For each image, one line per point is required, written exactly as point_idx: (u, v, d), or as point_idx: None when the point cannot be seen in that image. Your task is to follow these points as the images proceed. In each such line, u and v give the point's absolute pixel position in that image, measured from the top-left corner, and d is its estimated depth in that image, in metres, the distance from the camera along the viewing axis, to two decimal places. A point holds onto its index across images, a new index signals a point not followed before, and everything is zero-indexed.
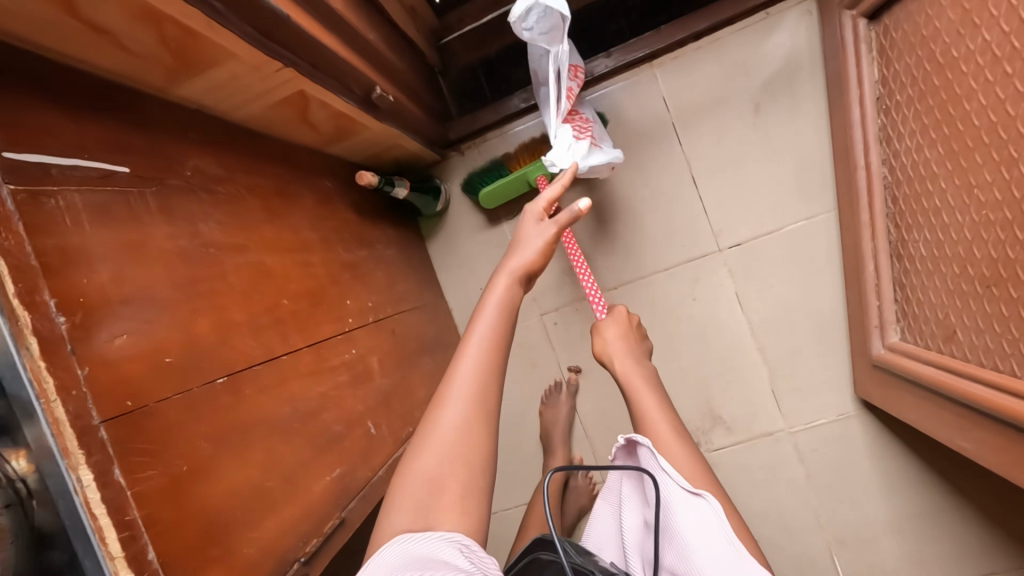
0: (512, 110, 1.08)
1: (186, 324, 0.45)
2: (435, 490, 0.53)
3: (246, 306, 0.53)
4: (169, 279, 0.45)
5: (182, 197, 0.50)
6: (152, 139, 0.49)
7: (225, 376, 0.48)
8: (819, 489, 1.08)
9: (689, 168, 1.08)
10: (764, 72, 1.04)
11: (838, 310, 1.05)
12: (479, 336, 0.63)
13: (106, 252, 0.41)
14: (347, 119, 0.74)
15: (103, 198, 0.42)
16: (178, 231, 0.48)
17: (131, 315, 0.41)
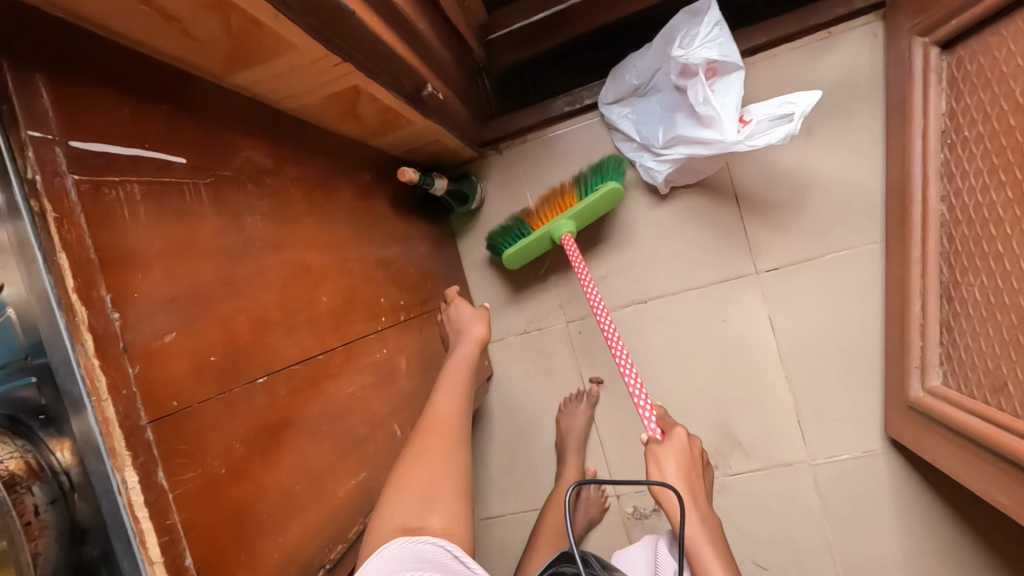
0: (555, 113, 1.07)
1: (228, 321, 0.45)
2: (429, 516, 0.56)
3: (285, 303, 0.53)
4: (216, 274, 0.45)
5: (231, 190, 0.49)
6: (207, 130, 0.48)
7: (264, 376, 0.47)
8: (836, 525, 1.05)
9: (733, 186, 1.05)
10: (820, 93, 1.00)
11: (874, 344, 1.02)
12: (444, 389, 0.71)
13: (159, 245, 0.40)
14: (394, 114, 0.73)
15: (159, 189, 0.41)
16: (226, 225, 0.47)
17: (180, 312, 0.40)
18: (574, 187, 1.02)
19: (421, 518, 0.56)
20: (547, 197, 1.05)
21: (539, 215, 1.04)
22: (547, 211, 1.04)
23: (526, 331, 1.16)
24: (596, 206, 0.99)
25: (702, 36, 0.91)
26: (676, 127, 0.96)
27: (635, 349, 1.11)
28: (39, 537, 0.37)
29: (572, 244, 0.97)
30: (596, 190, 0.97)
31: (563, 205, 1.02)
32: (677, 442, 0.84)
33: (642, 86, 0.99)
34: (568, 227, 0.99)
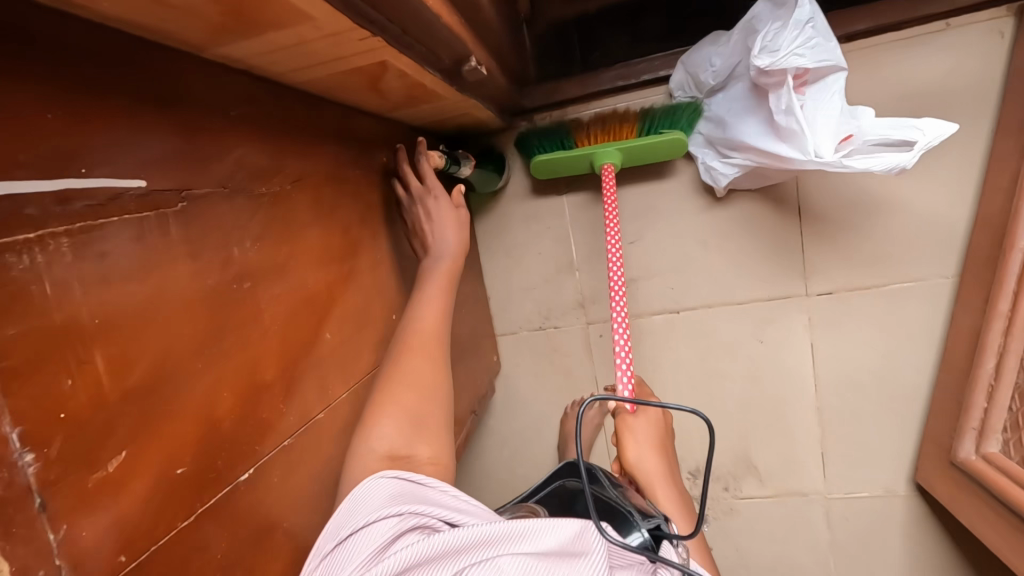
0: (605, 86, 0.90)
1: (206, 407, 0.35)
2: (419, 450, 0.51)
3: (283, 354, 0.42)
4: (190, 347, 0.34)
5: (215, 214, 0.37)
6: (180, 130, 0.35)
7: (249, 470, 0.39)
8: (840, 557, 1.02)
9: (797, 194, 0.92)
10: (921, 97, 0.85)
11: (920, 386, 0.93)
12: (421, 309, 0.60)
13: (103, 327, 0.29)
14: (425, 89, 0.58)
15: (101, 235, 0.29)
16: (206, 265, 0.36)
17: (136, 421, 0.30)
18: (637, 120, 0.88)
19: (408, 451, 0.50)
20: (605, 117, 0.90)
21: (588, 135, 0.90)
22: (600, 134, 0.90)
23: (542, 327, 1.05)
24: (654, 147, 0.85)
25: (793, 37, 0.71)
26: (742, 135, 0.81)
27: (659, 360, 1.02)
28: None
29: (611, 180, 0.86)
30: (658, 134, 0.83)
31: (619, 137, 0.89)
32: (651, 419, 0.69)
33: (715, 87, 0.85)
34: (614, 157, 0.86)
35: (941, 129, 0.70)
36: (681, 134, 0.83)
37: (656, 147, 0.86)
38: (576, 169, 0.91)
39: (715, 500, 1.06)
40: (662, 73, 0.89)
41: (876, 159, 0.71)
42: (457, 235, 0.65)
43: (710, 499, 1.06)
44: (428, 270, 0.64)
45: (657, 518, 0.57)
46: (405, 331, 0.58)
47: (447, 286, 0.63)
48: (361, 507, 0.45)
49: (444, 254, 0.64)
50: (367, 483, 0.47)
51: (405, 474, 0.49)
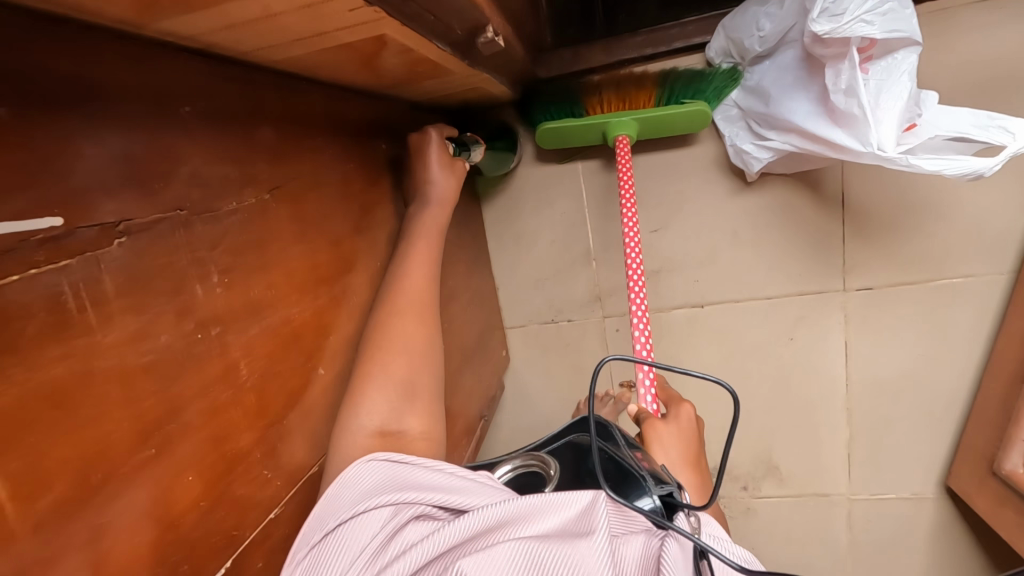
0: (631, 54, 0.80)
1: (162, 500, 0.30)
2: (408, 423, 0.46)
3: (258, 414, 0.37)
4: (134, 435, 0.28)
5: (161, 252, 0.31)
6: (112, 154, 0.28)
7: (229, 554, 0.35)
8: (860, 558, 0.98)
9: (843, 180, 0.83)
10: (994, 70, 0.75)
11: (961, 389, 0.87)
12: (409, 263, 0.53)
13: (10, 438, 0.23)
14: (430, 65, 0.49)
15: (4, 301, 0.23)
16: (154, 325, 0.30)
17: (62, 548, 0.25)
18: (656, 86, 0.78)
19: (397, 423, 0.46)
20: (621, 80, 0.79)
21: (601, 99, 0.80)
22: (613, 99, 0.80)
23: (554, 320, 0.98)
24: (672, 119, 0.76)
25: (860, 1, 0.61)
26: (788, 113, 0.71)
27: (680, 357, 0.95)
28: None
29: (625, 152, 0.77)
30: (681, 105, 0.75)
31: (634, 105, 0.79)
32: (683, 427, 0.62)
33: (761, 55, 0.75)
34: (628, 129, 0.78)
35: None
36: (704, 105, 0.74)
37: (676, 119, 0.77)
38: (585, 139, 0.82)
39: (732, 498, 1.02)
40: (697, 40, 0.78)
41: (951, 160, 0.61)
42: (449, 182, 0.58)
43: (726, 499, 1.02)
44: (417, 220, 0.57)
45: (671, 485, 0.48)
46: (391, 291, 0.51)
47: (438, 238, 0.56)
48: (348, 497, 0.39)
49: (433, 203, 0.57)
50: (355, 467, 0.41)
51: (398, 456, 0.43)
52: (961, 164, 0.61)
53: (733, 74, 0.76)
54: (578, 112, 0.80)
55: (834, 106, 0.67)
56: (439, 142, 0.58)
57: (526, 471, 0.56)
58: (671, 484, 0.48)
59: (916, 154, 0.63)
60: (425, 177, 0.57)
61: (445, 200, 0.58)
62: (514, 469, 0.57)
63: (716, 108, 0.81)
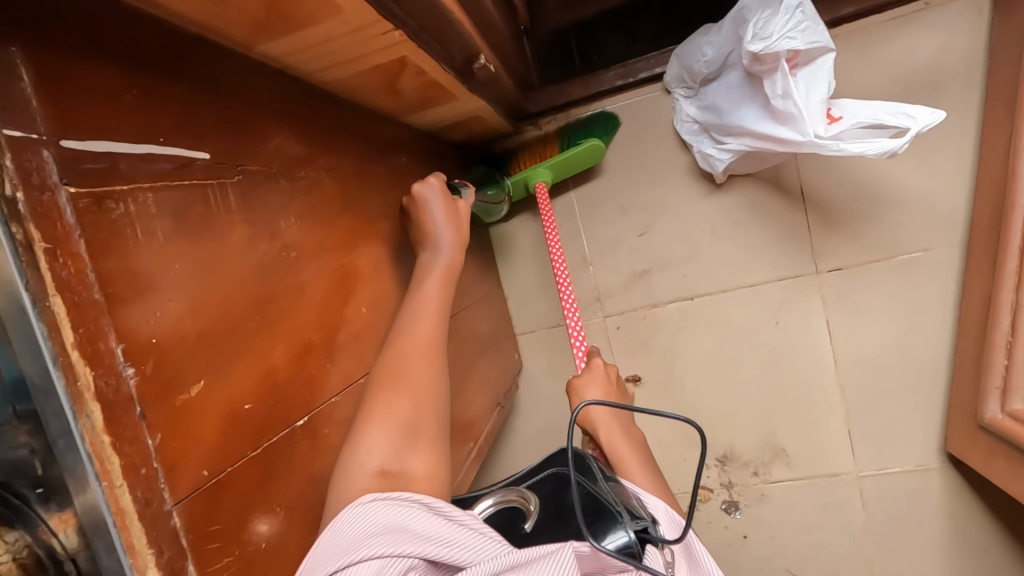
0: (605, 86, 0.98)
1: (268, 352, 0.38)
2: (410, 464, 0.46)
3: (324, 324, 0.46)
4: (249, 299, 0.37)
5: (262, 191, 0.41)
6: (232, 116, 0.40)
7: (304, 419, 0.42)
8: (878, 539, 1.00)
9: (799, 177, 0.95)
10: (909, 73, 0.89)
11: (942, 356, 0.94)
12: (415, 309, 0.55)
13: (177, 272, 0.32)
14: (439, 89, 0.63)
15: (178, 194, 0.33)
16: (258, 238, 0.39)
17: (209, 355, 0.33)
18: (558, 139, 0.98)
19: (398, 464, 0.45)
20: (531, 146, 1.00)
21: (520, 162, 0.99)
22: (529, 159, 1.00)
23: (559, 324, 1.07)
24: (576, 158, 0.93)
25: (784, 23, 0.76)
26: (741, 120, 0.84)
27: (677, 349, 1.04)
28: None
29: (545, 196, 0.93)
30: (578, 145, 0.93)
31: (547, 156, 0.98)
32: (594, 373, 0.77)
33: (709, 76, 0.90)
34: (545, 176, 0.94)
35: (932, 118, 0.73)
36: (596, 141, 0.91)
37: (580, 157, 0.95)
38: (516, 194, 0.98)
39: (745, 487, 1.05)
40: (658, 69, 0.96)
41: (868, 143, 0.73)
42: (455, 233, 0.61)
43: (739, 488, 1.05)
44: (427, 266, 0.59)
45: (644, 521, 0.54)
46: (399, 334, 0.53)
47: (446, 284, 0.59)
48: (340, 548, 0.38)
49: (442, 251, 0.59)
50: (345, 517, 0.40)
51: (385, 499, 0.42)
52: (872, 146, 0.74)
53: (609, 118, 0.98)
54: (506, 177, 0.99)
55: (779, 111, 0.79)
56: (441, 189, 0.61)
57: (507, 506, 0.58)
58: (644, 521, 0.54)
59: (842, 141, 0.76)
60: (432, 228, 0.60)
61: (453, 248, 0.60)
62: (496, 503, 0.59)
63: (677, 121, 0.96)
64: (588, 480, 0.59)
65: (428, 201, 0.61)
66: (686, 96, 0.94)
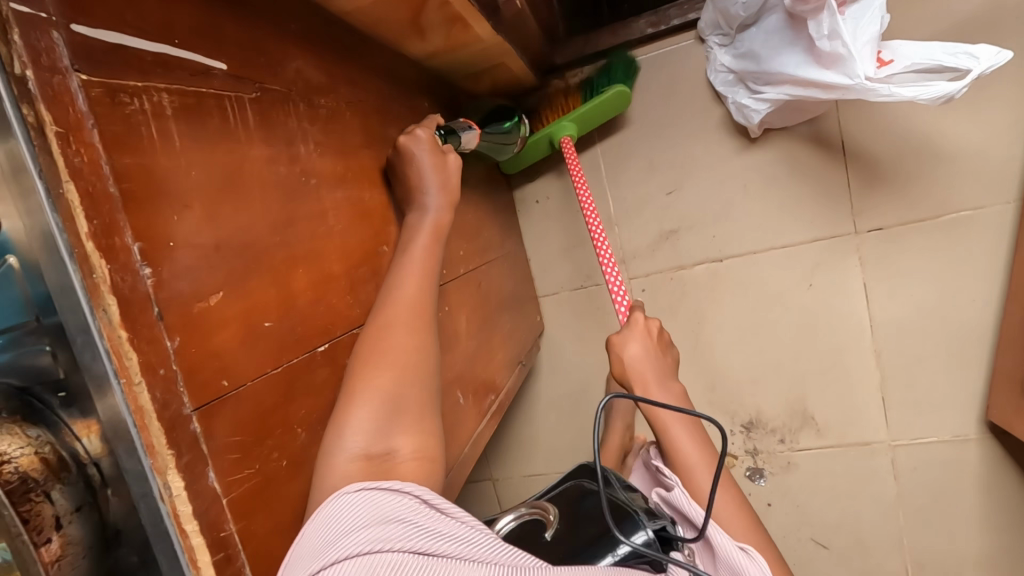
0: (635, 35, 0.94)
1: (283, 277, 0.40)
2: (398, 443, 0.43)
3: (345, 256, 0.47)
4: (270, 219, 0.39)
5: (281, 112, 0.42)
6: (248, 31, 0.40)
7: (324, 345, 0.43)
8: (909, 508, 0.97)
9: (840, 131, 0.90)
10: (965, 15, 0.82)
11: (988, 322, 0.89)
12: (403, 274, 0.50)
13: (199, 180, 0.34)
14: (462, 27, 0.61)
15: (194, 103, 0.34)
16: (275, 160, 0.40)
17: (230, 266, 0.35)
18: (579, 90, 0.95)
19: (384, 444, 0.43)
20: (549, 99, 0.97)
21: (540, 118, 0.96)
22: (549, 114, 0.96)
23: (582, 286, 1.05)
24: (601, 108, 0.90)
25: None
26: (780, 66, 0.79)
27: (705, 312, 1.01)
28: (61, 555, 0.34)
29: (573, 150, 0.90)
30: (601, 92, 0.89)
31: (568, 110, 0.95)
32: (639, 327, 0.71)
33: (747, 21, 0.84)
34: (570, 130, 0.91)
35: (997, 58, 0.67)
36: (622, 86, 0.88)
37: (603, 108, 0.91)
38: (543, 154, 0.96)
39: (771, 454, 1.03)
40: (692, 16, 0.91)
41: (926, 87, 0.67)
42: (444, 187, 0.55)
43: (765, 455, 1.03)
44: (413, 227, 0.53)
45: (664, 520, 0.59)
46: (384, 300, 0.48)
47: (435, 243, 0.53)
48: (326, 538, 0.35)
49: (429, 210, 0.54)
50: (333, 507, 0.37)
51: (378, 485, 0.39)
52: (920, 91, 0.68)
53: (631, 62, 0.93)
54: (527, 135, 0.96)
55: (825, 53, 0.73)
56: (428, 143, 0.55)
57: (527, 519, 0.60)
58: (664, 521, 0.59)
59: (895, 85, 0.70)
60: (420, 184, 0.54)
61: (441, 207, 0.54)
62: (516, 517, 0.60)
63: (711, 73, 0.91)
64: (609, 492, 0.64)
65: (415, 155, 0.54)
66: (721, 45, 0.89)
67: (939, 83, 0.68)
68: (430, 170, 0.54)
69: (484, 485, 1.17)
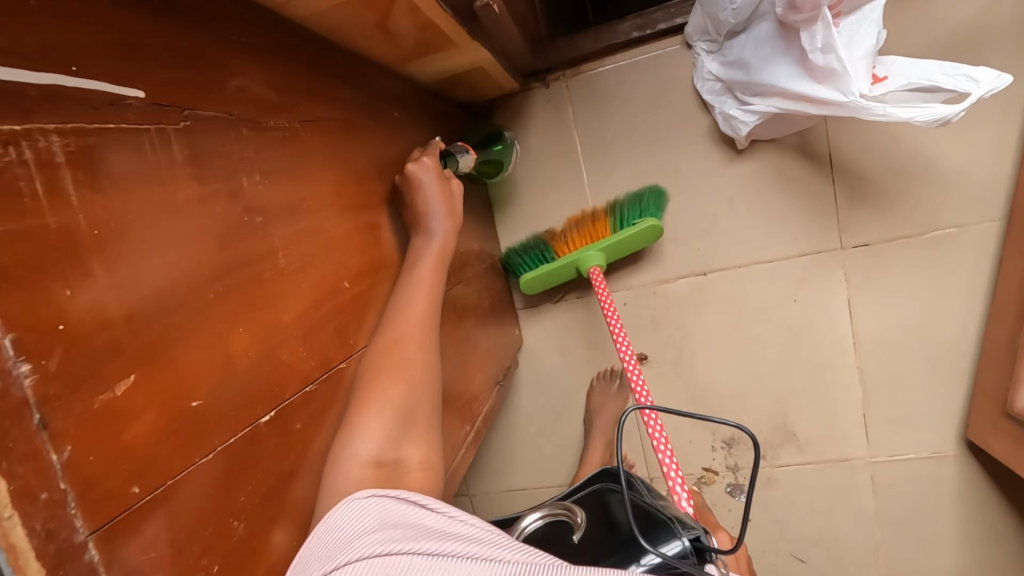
0: (620, 39, 0.90)
1: (219, 342, 0.35)
2: (407, 453, 0.45)
3: (300, 304, 0.42)
4: (198, 275, 0.34)
5: (222, 140, 0.37)
6: (181, 51, 0.35)
7: (269, 415, 0.39)
8: (887, 523, 0.97)
9: (830, 144, 0.87)
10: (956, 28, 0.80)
11: (970, 340, 0.88)
12: (412, 293, 0.53)
13: (103, 241, 0.29)
14: (435, 32, 0.56)
15: (97, 139, 0.30)
16: (212, 199, 0.36)
17: (148, 341, 0.31)
18: (608, 215, 0.92)
19: (395, 453, 0.44)
20: (577, 219, 0.94)
21: (566, 239, 0.94)
22: (575, 236, 0.94)
23: (564, 298, 1.02)
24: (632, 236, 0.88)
25: None
26: (771, 77, 0.76)
27: (688, 327, 0.98)
28: None
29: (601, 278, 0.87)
30: (633, 225, 0.87)
31: (596, 235, 0.92)
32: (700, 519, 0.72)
33: (736, 28, 0.80)
34: (598, 258, 0.89)
35: (997, 82, 0.64)
36: (654, 220, 0.86)
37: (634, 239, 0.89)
38: (566, 276, 0.93)
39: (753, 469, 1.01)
40: (679, 20, 0.87)
41: (921, 108, 0.65)
42: (450, 209, 0.58)
43: (747, 470, 1.01)
44: (419, 247, 0.57)
45: (698, 530, 0.54)
46: (392, 317, 0.51)
47: (440, 262, 0.57)
48: (335, 540, 0.36)
49: (434, 233, 0.57)
50: (344, 510, 0.39)
51: (388, 492, 0.40)
52: (921, 113, 0.65)
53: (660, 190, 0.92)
54: (551, 257, 0.94)
55: (821, 68, 0.70)
56: (434, 170, 0.59)
57: (552, 519, 0.58)
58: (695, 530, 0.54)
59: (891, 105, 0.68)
60: (426, 207, 0.58)
61: (446, 230, 0.58)
62: (541, 517, 0.58)
63: (698, 82, 0.87)
64: (637, 497, 0.60)
65: (421, 179, 0.58)
66: (709, 51, 0.85)
67: (935, 105, 0.66)
68: (436, 190, 0.58)
69: (461, 501, 1.14)
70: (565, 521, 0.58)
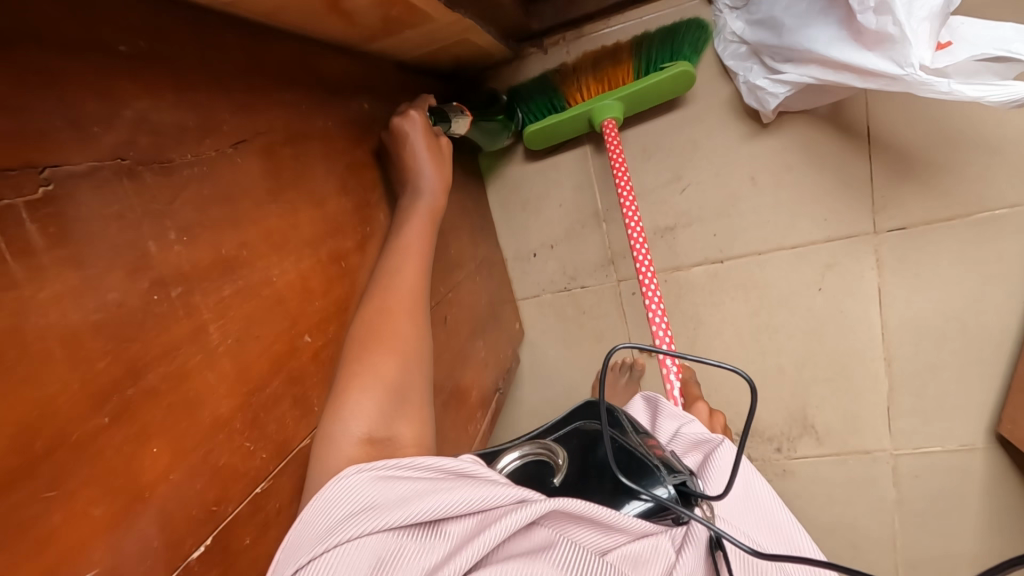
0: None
1: (126, 468, 0.30)
2: (399, 429, 0.42)
3: (236, 387, 0.37)
4: (85, 399, 0.28)
5: (110, 204, 0.31)
6: (41, 99, 0.28)
7: (210, 538, 0.34)
8: (908, 516, 0.92)
9: (866, 114, 0.78)
10: None
11: (1014, 330, 0.80)
12: (401, 260, 0.51)
13: None
14: (403, 9, 0.47)
15: None
16: (102, 283, 0.30)
17: (4, 516, 0.25)
18: (631, 56, 0.78)
19: (386, 430, 0.42)
20: (595, 58, 0.80)
21: (580, 85, 0.80)
22: (591, 81, 0.80)
23: (567, 288, 0.93)
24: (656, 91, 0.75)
25: None
26: (806, 41, 0.65)
27: (701, 316, 0.90)
28: None
29: (615, 134, 0.77)
30: (660, 71, 0.74)
31: (615, 83, 0.79)
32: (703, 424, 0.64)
33: None
34: (614, 109, 0.77)
35: None
36: (686, 66, 0.72)
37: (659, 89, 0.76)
38: (576, 129, 0.82)
39: (767, 462, 0.96)
40: None
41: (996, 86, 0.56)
42: (438, 167, 0.56)
43: (760, 462, 0.96)
44: (407, 210, 0.55)
45: (683, 473, 0.44)
46: (381, 287, 0.49)
47: (429, 225, 0.55)
48: (322, 527, 0.33)
49: (425, 193, 0.55)
50: (327, 492, 0.35)
51: (374, 464, 0.37)
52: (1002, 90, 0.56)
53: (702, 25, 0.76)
54: (561, 105, 0.81)
55: (871, 34, 0.60)
56: (422, 125, 0.56)
57: (531, 460, 0.48)
58: (683, 473, 0.44)
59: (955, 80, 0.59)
60: (414, 167, 0.55)
61: (436, 190, 0.56)
62: (520, 457, 0.49)
63: (716, 44, 0.77)
64: (619, 434, 0.48)
65: (409, 138, 0.55)
66: (733, 8, 0.75)
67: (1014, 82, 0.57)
68: (425, 143, 0.55)
69: None
70: (546, 462, 0.48)
